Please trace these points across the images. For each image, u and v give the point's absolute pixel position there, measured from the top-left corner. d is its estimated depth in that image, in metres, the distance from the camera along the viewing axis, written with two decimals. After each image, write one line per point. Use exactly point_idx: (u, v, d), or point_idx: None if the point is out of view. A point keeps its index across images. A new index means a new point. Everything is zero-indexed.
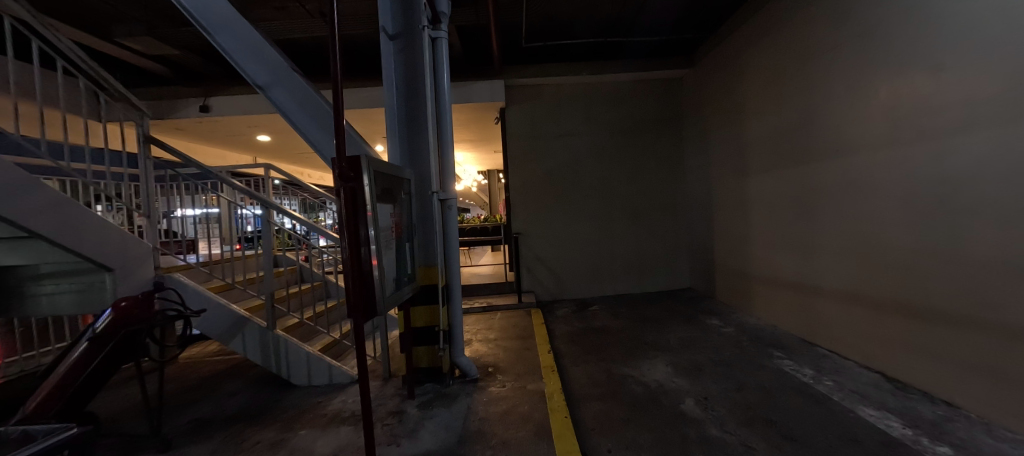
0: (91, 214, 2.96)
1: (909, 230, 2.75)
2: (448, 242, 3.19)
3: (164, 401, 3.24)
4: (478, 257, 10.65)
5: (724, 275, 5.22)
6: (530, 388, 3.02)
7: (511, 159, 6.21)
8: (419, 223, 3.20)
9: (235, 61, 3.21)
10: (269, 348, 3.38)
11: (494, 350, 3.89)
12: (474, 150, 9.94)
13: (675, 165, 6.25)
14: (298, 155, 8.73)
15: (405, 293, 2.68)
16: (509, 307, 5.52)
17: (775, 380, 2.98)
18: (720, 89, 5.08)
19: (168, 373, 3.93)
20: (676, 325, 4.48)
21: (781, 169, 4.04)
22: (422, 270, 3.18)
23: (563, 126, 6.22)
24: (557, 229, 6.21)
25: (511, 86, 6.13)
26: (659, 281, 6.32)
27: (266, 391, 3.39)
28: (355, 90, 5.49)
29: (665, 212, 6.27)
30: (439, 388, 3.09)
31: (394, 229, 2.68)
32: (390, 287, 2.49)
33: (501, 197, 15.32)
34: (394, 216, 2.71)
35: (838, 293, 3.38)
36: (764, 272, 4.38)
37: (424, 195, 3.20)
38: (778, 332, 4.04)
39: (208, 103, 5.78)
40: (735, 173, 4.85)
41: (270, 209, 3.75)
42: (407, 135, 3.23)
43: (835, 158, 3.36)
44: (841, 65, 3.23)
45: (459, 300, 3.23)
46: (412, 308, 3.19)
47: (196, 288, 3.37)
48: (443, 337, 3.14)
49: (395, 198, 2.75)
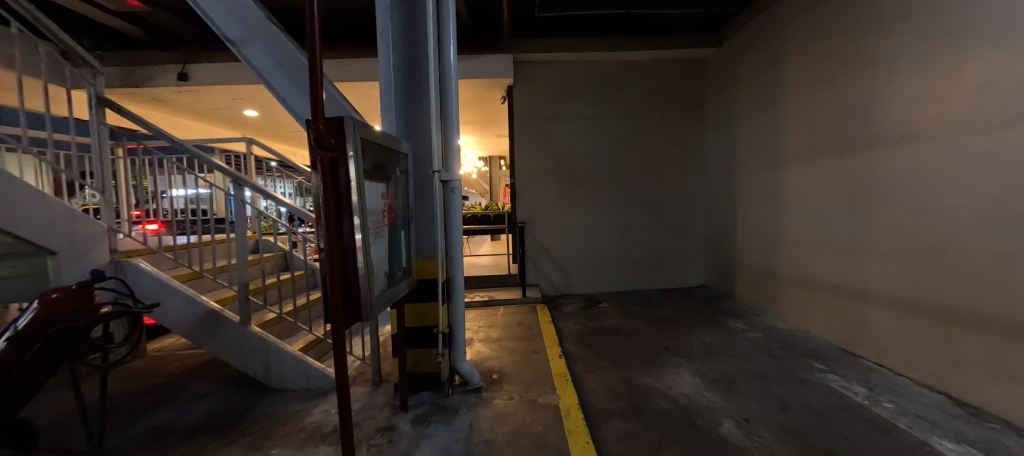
0: (29, 187, 2.50)
1: (999, 231, 2.33)
2: (452, 231, 2.75)
3: (121, 405, 2.84)
4: (477, 246, 10.27)
5: (746, 275, 4.83)
6: (542, 401, 2.62)
7: (518, 141, 5.73)
8: (416, 208, 2.76)
9: (202, 10, 2.69)
10: (244, 347, 2.98)
11: (498, 352, 3.49)
12: (476, 134, 9.45)
13: (695, 154, 5.80)
14: (288, 133, 8.21)
15: (398, 291, 2.25)
16: (513, 302, 5.12)
17: (824, 399, 2.60)
18: (752, 71, 4.63)
19: (127, 371, 3.48)
20: (696, 328, 4.09)
21: (829, 159, 3.59)
22: (420, 263, 2.74)
23: (575, 108, 5.74)
24: (565, 220, 5.79)
25: (521, 62, 5.63)
26: (672, 277, 5.92)
27: (237, 395, 2.97)
28: (350, 61, 5.00)
29: (682, 205, 5.85)
30: (436, 397, 2.68)
31: (387, 214, 2.22)
32: (380, 285, 2.05)
33: (502, 184, 14.94)
34: (388, 198, 2.25)
35: (892, 301, 2.99)
36: (798, 273, 3.97)
37: (423, 175, 2.74)
38: (812, 340, 3.66)
39: (187, 71, 5.31)
40: (767, 163, 4.41)
41: (248, 190, 3.21)
42: (405, 105, 2.76)
43: (899, 146, 2.92)
44: (914, 38, 2.77)
45: (462, 297, 2.80)
46: (408, 305, 2.77)
47: (158, 278, 2.95)
48: (442, 340, 2.72)
49: (389, 177, 2.29)
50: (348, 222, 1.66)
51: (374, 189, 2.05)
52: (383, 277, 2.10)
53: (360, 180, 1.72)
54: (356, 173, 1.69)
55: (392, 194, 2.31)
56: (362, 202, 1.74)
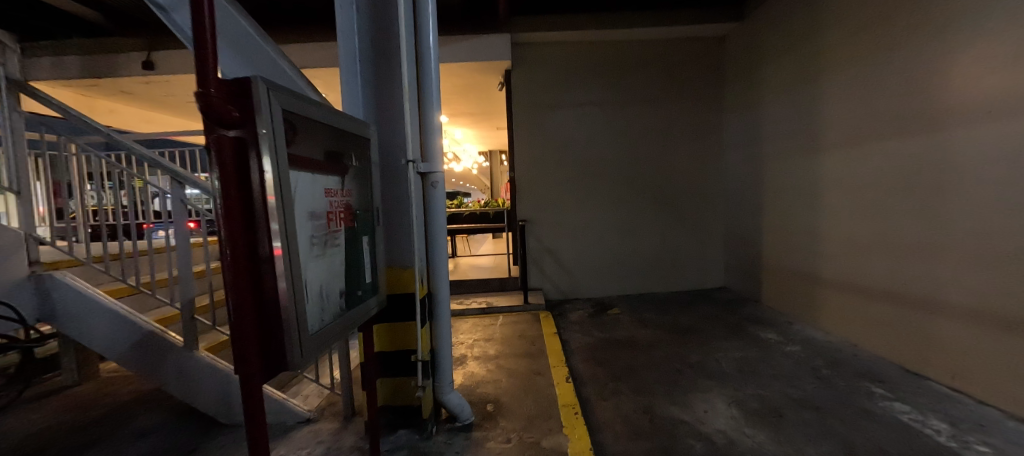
0: None
1: None
2: (434, 236, 2.25)
3: (42, 450, 2.39)
4: (477, 245, 9.79)
5: (775, 276, 4.30)
6: (546, 445, 2.12)
7: (517, 130, 5.20)
8: (388, 207, 2.24)
9: None
10: (191, 377, 2.51)
11: (495, 374, 2.99)
12: (473, 127, 8.92)
13: (713, 142, 5.25)
14: None
15: (358, 314, 1.76)
16: (513, 309, 4.62)
17: (898, 440, 2.09)
18: (782, 45, 4.07)
19: (62, 405, 3.00)
20: (723, 340, 3.57)
21: (884, 143, 3.05)
22: (395, 274, 2.23)
23: (581, 94, 5.20)
24: (569, 218, 5.28)
25: (519, 43, 5.10)
26: (688, 279, 5.40)
27: (183, 433, 2.50)
28: (328, 43, 4.49)
29: (698, 199, 5.31)
30: (417, 439, 2.19)
31: (343, 216, 1.72)
32: (329, 310, 1.57)
33: (503, 180, 14.44)
34: (344, 196, 1.74)
35: (973, 314, 2.46)
36: (842, 277, 3.44)
37: (397, 166, 2.22)
38: (861, 355, 3.14)
39: (150, 59, 4.80)
40: (802, 151, 3.86)
41: (194, 189, 2.72)
42: (374, 80, 2.23)
43: (985, 124, 2.37)
44: None
45: (447, 315, 2.30)
46: (380, 326, 2.26)
47: (89, 297, 2.48)
48: (424, 369, 2.22)
49: (346, 168, 1.78)
50: (265, 238, 1.16)
51: (317, 186, 1.53)
52: (334, 300, 1.61)
53: (283, 180, 1.21)
54: (275, 168, 1.17)
55: (350, 191, 1.80)
56: (288, 208, 1.23)
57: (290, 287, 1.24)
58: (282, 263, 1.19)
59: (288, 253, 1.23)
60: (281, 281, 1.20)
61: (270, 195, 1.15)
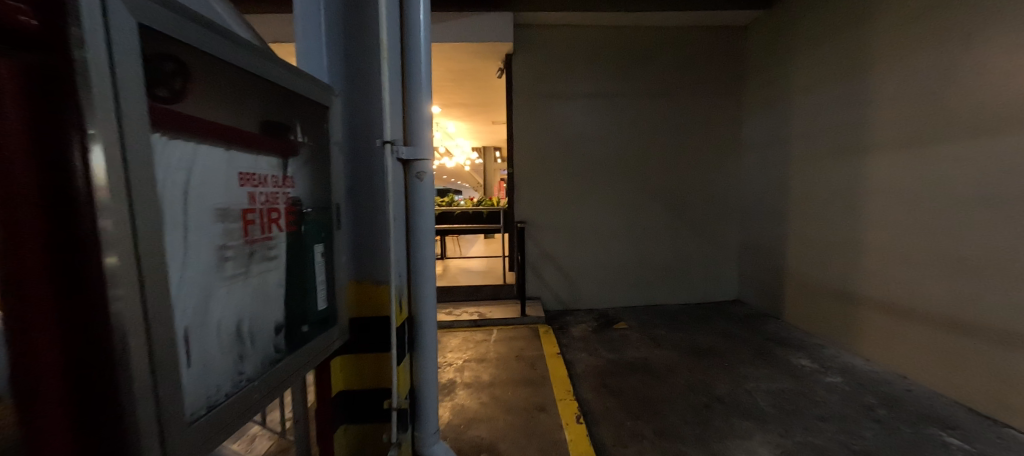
0: None
1: None
2: (419, 243, 1.72)
3: None
4: (468, 245, 9.26)
5: (801, 293, 3.87)
6: None
7: (517, 122, 4.68)
8: (355, 203, 1.69)
9: None
10: None
11: (490, 410, 2.47)
12: (466, 120, 8.37)
13: (731, 142, 4.80)
14: None
15: (302, 359, 1.23)
16: (509, 322, 4.11)
17: None
18: (819, 34, 3.63)
19: None
20: (752, 366, 3.11)
21: (951, 146, 2.63)
22: (361, 291, 1.70)
23: (589, 84, 4.71)
24: (572, 220, 4.78)
25: (522, 25, 4.60)
26: (699, 291, 4.96)
27: None
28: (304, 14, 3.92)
29: (713, 204, 4.87)
30: None
31: (283, 217, 1.18)
32: (251, 361, 1.05)
33: (497, 178, 13.91)
34: (284, 184, 1.19)
35: None
36: (890, 297, 3.00)
37: (369, 150, 1.68)
38: (914, 390, 2.72)
39: None
40: (842, 152, 3.42)
41: None
42: (341, 34, 1.67)
43: None
44: None
45: (433, 346, 1.78)
46: (344, 358, 1.72)
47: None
48: (400, 418, 1.69)
49: (291, 146, 1.23)
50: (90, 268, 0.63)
51: (230, 169, 0.98)
52: (262, 343, 1.09)
53: (136, 167, 0.68)
54: (109, 146, 0.64)
55: (295, 178, 1.25)
56: (147, 215, 0.71)
57: (149, 351, 0.72)
58: (128, 314, 0.68)
59: (145, 295, 0.71)
60: (127, 343, 0.68)
61: (99, 186, 0.63)
